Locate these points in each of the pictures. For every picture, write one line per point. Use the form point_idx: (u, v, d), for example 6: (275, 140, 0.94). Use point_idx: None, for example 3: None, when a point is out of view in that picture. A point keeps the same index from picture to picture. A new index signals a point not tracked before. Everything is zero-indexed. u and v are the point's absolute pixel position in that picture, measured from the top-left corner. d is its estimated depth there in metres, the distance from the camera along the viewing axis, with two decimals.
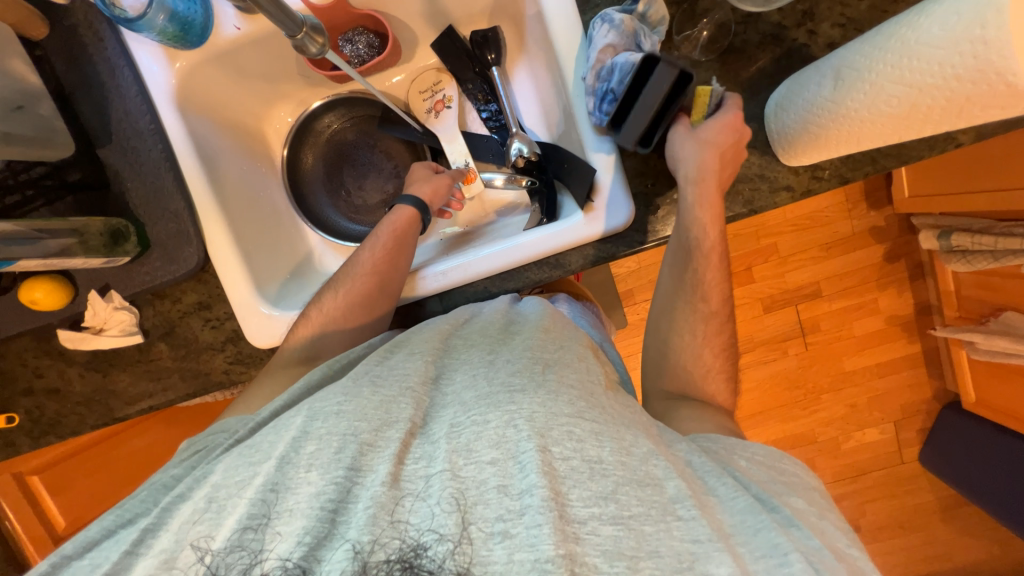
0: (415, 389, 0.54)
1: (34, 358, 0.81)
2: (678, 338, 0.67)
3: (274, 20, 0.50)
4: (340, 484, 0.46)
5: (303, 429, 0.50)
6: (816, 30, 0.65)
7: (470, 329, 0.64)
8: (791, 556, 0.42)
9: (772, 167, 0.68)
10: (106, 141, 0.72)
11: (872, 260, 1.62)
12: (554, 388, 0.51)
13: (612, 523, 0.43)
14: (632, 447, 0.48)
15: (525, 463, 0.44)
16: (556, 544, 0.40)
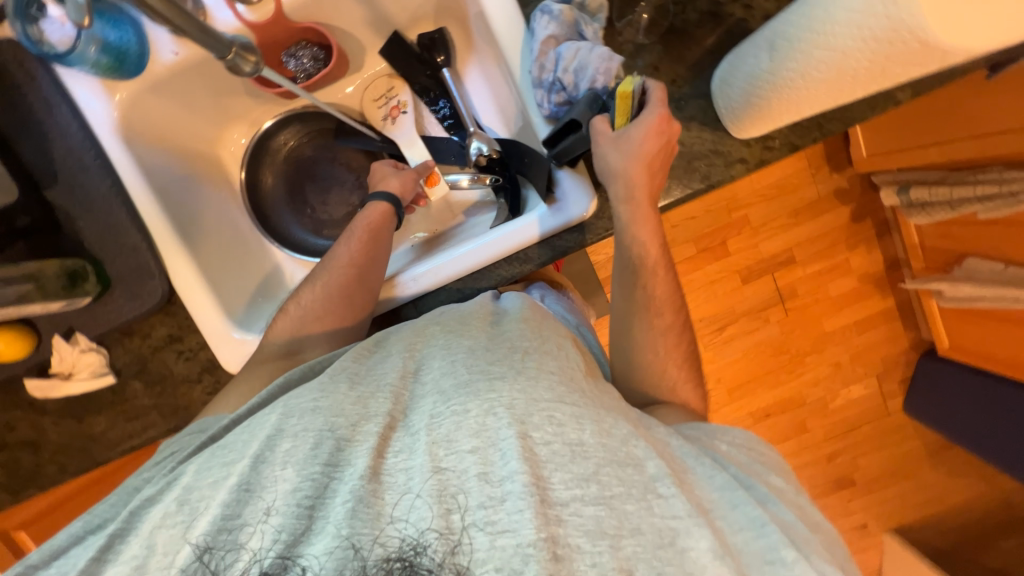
0: (393, 385, 0.54)
1: (4, 411, 0.79)
2: (642, 334, 0.67)
3: (201, 43, 0.52)
4: (317, 480, 0.46)
5: (277, 427, 0.50)
6: (752, 4, 0.66)
7: (447, 317, 0.63)
8: (768, 529, 0.45)
9: (725, 141, 0.69)
10: (52, 181, 0.70)
11: (840, 221, 1.66)
12: (534, 374, 0.51)
13: (593, 504, 0.44)
14: (612, 429, 0.49)
15: (506, 450, 0.45)
16: (538, 527, 0.41)
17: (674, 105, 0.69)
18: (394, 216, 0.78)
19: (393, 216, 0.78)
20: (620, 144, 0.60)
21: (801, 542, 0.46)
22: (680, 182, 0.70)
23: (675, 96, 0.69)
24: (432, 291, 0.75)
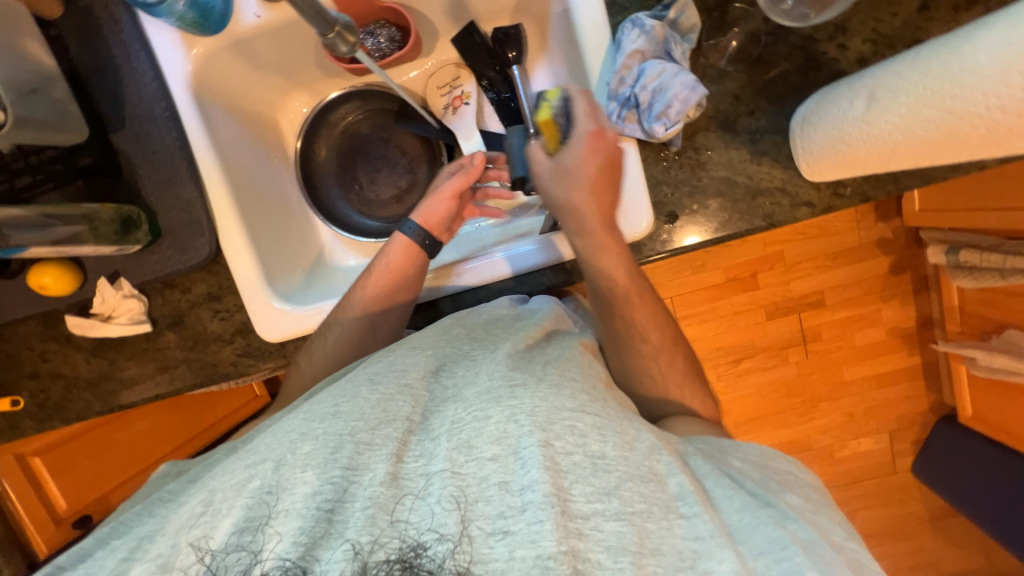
0: (414, 387, 0.53)
1: (40, 342, 0.81)
2: (643, 342, 0.66)
3: (307, 17, 0.50)
4: (338, 485, 0.46)
5: (300, 429, 0.50)
6: (846, 44, 0.64)
7: (470, 320, 0.64)
8: (791, 555, 0.43)
9: (794, 181, 0.67)
10: (119, 126, 0.71)
11: (878, 271, 1.62)
12: (556, 381, 0.51)
13: (614, 518, 0.44)
14: (635, 442, 0.48)
15: (526, 459, 0.45)
16: (558, 540, 0.41)
17: (748, 137, 0.67)
18: (427, 251, 0.76)
19: (422, 238, 0.75)
20: (558, 170, 0.62)
21: (826, 560, 0.43)
22: (740, 216, 0.68)
23: (750, 128, 0.67)
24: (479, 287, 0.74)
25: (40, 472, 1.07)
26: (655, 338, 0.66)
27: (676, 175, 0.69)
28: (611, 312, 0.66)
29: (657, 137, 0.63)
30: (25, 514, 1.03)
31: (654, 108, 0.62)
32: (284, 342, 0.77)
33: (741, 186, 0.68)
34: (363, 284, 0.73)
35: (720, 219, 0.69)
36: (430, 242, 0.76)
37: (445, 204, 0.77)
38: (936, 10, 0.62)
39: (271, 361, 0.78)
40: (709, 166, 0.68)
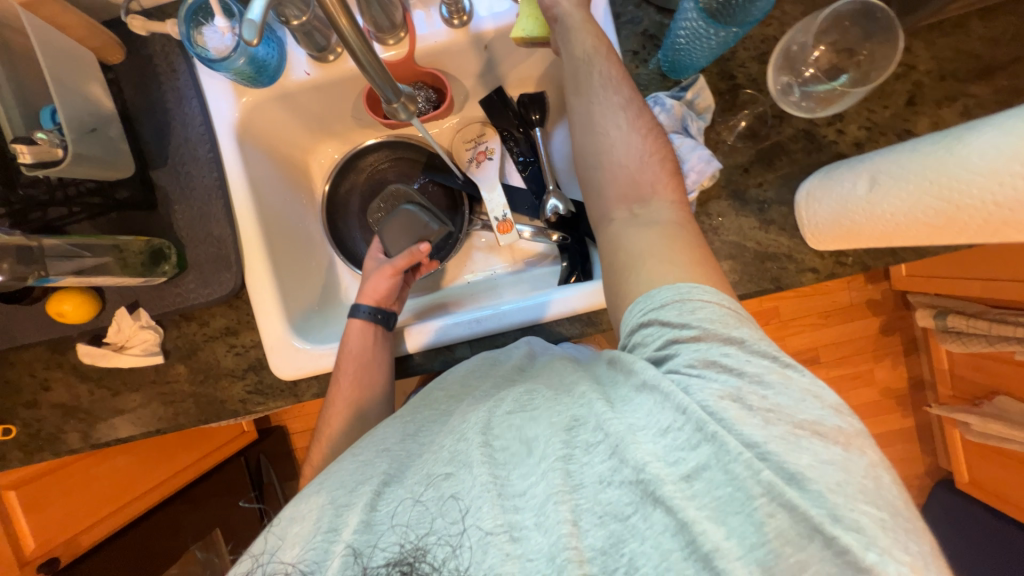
0: (388, 447, 0.56)
1: (43, 369, 0.79)
2: (604, 130, 0.60)
3: (375, 86, 0.54)
4: (320, 548, 0.47)
5: (289, 516, 0.51)
6: (843, 130, 0.71)
7: (449, 379, 0.67)
8: (686, 416, 0.44)
9: (799, 249, 0.72)
10: (160, 164, 0.73)
11: (869, 331, 1.67)
12: (498, 396, 0.55)
13: (540, 476, 0.46)
14: (563, 408, 0.51)
15: (468, 463, 0.49)
16: (494, 518, 0.45)
17: (756, 206, 0.72)
18: (382, 325, 0.76)
19: (373, 315, 0.76)
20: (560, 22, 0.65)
21: (726, 413, 0.43)
22: (749, 279, 0.72)
23: (759, 198, 0.72)
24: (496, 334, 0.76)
25: (12, 507, 0.98)
26: (617, 124, 0.59)
27: None
28: (581, 96, 0.62)
29: None
30: None
31: None
32: (297, 380, 0.77)
33: (750, 251, 0.72)
34: (337, 377, 0.72)
35: (730, 280, 0.73)
36: (384, 316, 0.77)
37: (385, 277, 0.79)
38: (922, 105, 0.69)
39: (282, 399, 0.78)
40: (721, 231, 0.72)
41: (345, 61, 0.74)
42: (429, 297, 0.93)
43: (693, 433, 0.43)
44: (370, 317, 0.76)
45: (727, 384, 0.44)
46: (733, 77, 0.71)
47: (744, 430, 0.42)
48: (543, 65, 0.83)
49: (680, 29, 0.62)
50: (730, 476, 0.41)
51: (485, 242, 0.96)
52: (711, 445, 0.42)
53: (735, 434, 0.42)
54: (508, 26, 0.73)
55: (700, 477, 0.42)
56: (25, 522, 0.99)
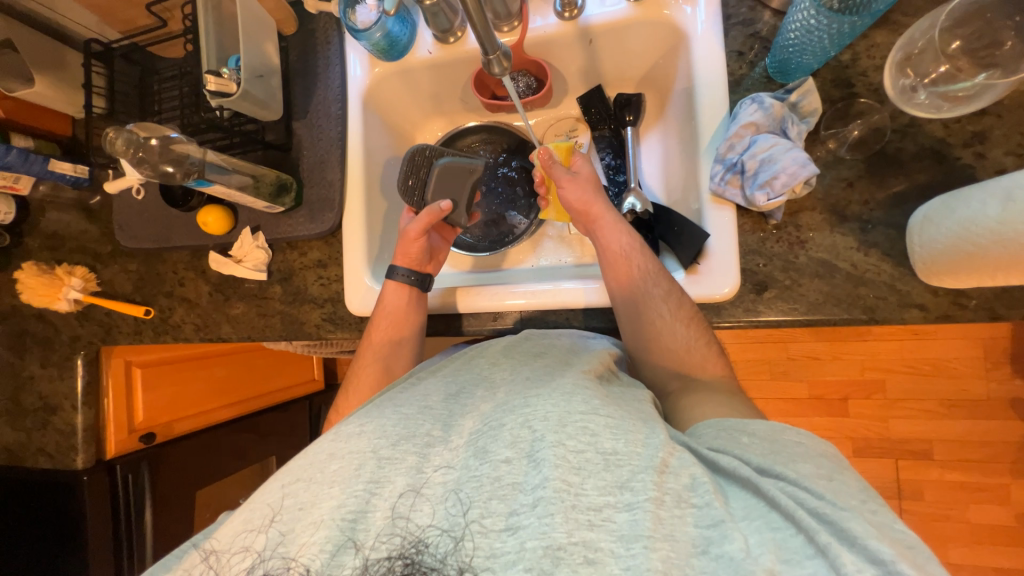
0: (432, 408, 0.56)
1: (183, 269, 0.98)
2: (650, 319, 0.68)
3: (479, 38, 0.59)
4: (361, 498, 0.47)
5: (329, 450, 0.52)
6: (985, 153, 0.62)
7: (492, 350, 0.66)
8: (795, 523, 0.40)
9: (906, 280, 0.63)
10: (301, 116, 0.88)
11: (1008, 436, 1.35)
12: (568, 388, 0.51)
13: (626, 509, 0.42)
14: (646, 440, 0.47)
15: (539, 460, 0.45)
16: (568, 531, 0.41)
17: (858, 225, 0.65)
18: (416, 286, 0.80)
19: (409, 276, 0.80)
20: (593, 203, 0.77)
21: (843, 523, 0.39)
22: (836, 303, 0.65)
23: (862, 217, 0.65)
24: (537, 314, 0.78)
25: (135, 382, 1.15)
26: (662, 314, 0.68)
27: (772, 247, 0.68)
28: (626, 289, 0.71)
29: (757, 206, 0.64)
30: (112, 414, 1.10)
31: (759, 175, 0.63)
32: (363, 318, 0.86)
33: (842, 273, 0.65)
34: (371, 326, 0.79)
35: (811, 301, 0.66)
36: (417, 278, 0.81)
37: (414, 244, 0.82)
38: None
39: (348, 332, 0.87)
40: (809, 246, 0.67)
41: (463, 44, 0.83)
42: (492, 274, 0.95)
43: (805, 540, 0.40)
44: (413, 280, 0.80)
45: (839, 499, 0.42)
46: (850, 85, 0.67)
47: (867, 545, 0.38)
48: (644, 65, 0.85)
49: (791, 24, 0.61)
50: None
51: (559, 232, 0.96)
52: (825, 556, 0.38)
53: (857, 546, 0.38)
54: (616, 21, 0.77)
55: None
56: (139, 397, 1.16)
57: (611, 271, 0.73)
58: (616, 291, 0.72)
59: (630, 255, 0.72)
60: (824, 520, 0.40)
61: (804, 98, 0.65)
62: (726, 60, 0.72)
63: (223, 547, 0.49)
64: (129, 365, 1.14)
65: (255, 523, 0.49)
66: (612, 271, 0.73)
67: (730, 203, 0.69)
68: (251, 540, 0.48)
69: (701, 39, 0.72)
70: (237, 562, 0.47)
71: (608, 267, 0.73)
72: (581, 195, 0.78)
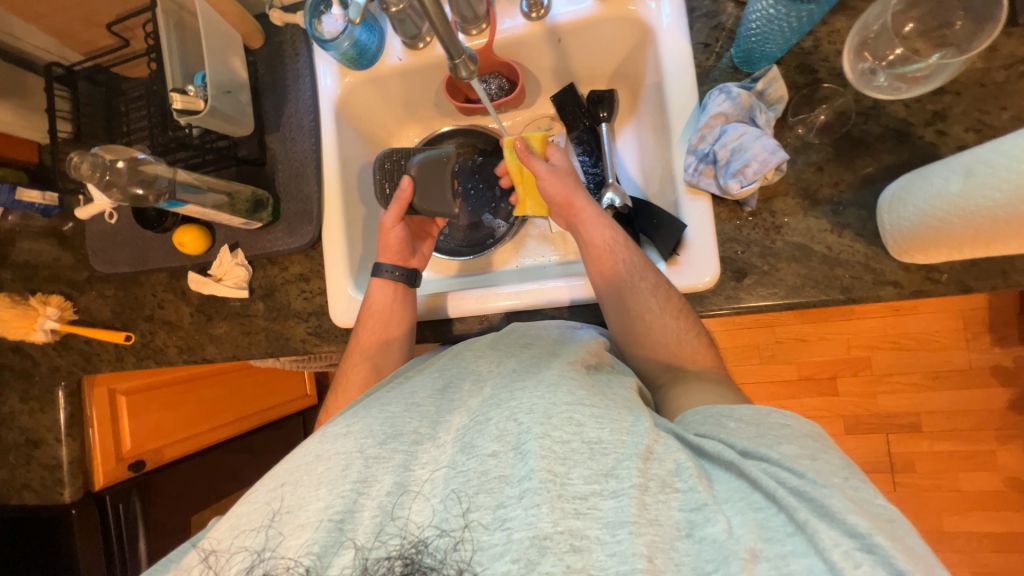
0: (420, 404, 0.55)
1: (162, 292, 0.96)
2: (639, 313, 0.68)
3: (445, 41, 0.58)
4: (348, 498, 0.46)
5: (315, 452, 0.50)
6: (946, 131, 0.63)
7: (478, 343, 0.64)
8: (777, 502, 0.41)
9: (878, 259, 0.65)
10: (274, 130, 0.88)
11: (991, 404, 1.39)
12: (555, 379, 0.51)
13: (612, 497, 0.42)
14: (631, 427, 0.47)
15: (525, 452, 0.45)
16: (554, 521, 0.41)
17: (830, 208, 0.66)
18: (404, 282, 0.80)
19: (395, 273, 0.80)
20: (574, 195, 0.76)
21: (823, 501, 0.40)
22: (813, 285, 0.66)
23: (833, 200, 0.66)
24: (525, 311, 0.78)
25: (121, 410, 1.13)
26: (651, 307, 0.68)
27: (748, 234, 0.69)
28: (613, 285, 0.71)
29: (731, 193, 0.65)
30: (98, 444, 1.07)
31: (731, 164, 0.64)
32: (349, 329, 0.86)
33: (818, 255, 0.66)
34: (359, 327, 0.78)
35: (789, 285, 0.67)
36: (405, 274, 0.81)
37: (393, 234, 0.82)
38: None
39: (335, 344, 0.86)
40: (785, 231, 0.68)
41: (432, 49, 0.83)
42: (478, 278, 0.95)
43: (785, 519, 0.40)
44: (402, 276, 0.81)
45: (821, 477, 0.42)
46: (814, 71, 0.68)
47: (845, 520, 0.39)
48: (615, 61, 0.86)
49: (752, 14, 0.62)
50: (827, 564, 0.37)
51: (542, 231, 0.96)
52: (804, 533, 0.39)
53: (835, 522, 0.39)
54: (583, 19, 0.77)
55: (791, 562, 0.38)
56: (126, 426, 1.13)
57: (598, 267, 0.72)
58: (602, 288, 0.71)
59: (615, 249, 0.72)
60: (805, 498, 0.40)
61: (769, 87, 0.66)
62: (693, 52, 0.73)
63: (222, 546, 0.47)
64: (113, 394, 1.11)
65: (249, 525, 0.48)
66: (598, 268, 0.72)
67: (705, 193, 0.69)
68: (249, 541, 0.47)
69: (667, 33, 0.72)
70: (237, 562, 0.46)
71: (592, 263, 0.73)
72: (561, 186, 0.76)
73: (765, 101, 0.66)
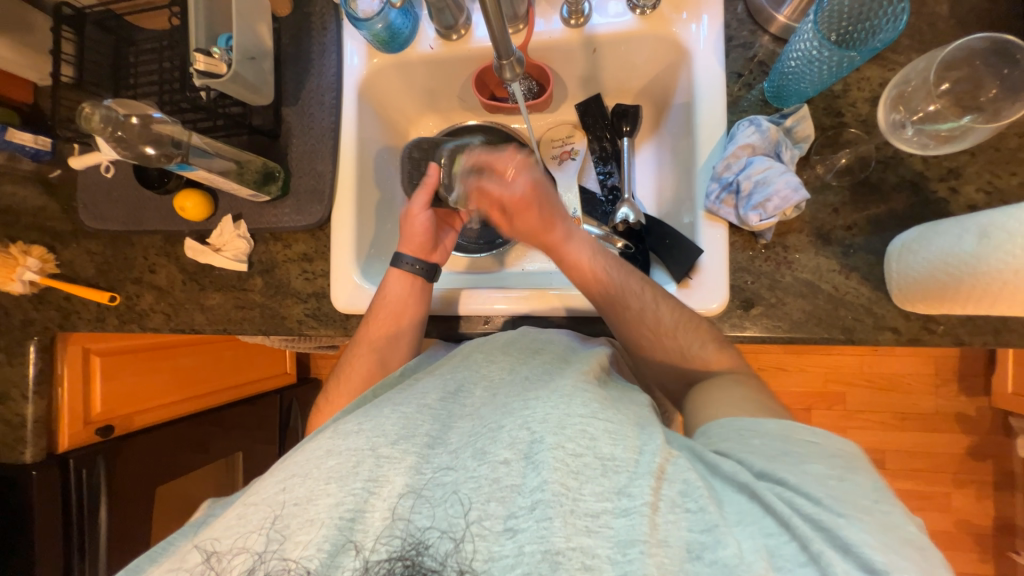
0: (430, 406, 0.55)
1: (154, 255, 0.92)
2: (665, 340, 0.68)
3: (495, 45, 0.60)
4: (359, 496, 0.46)
5: (326, 446, 0.50)
6: (958, 189, 0.66)
7: (490, 345, 0.64)
8: (790, 530, 0.42)
9: (882, 304, 0.67)
10: (292, 103, 0.85)
11: (954, 449, 1.45)
12: (568, 391, 0.51)
13: (623, 515, 0.42)
14: (642, 445, 0.47)
15: (538, 462, 0.45)
16: (567, 536, 0.41)
17: (841, 249, 0.68)
18: (423, 276, 0.79)
19: (415, 266, 0.79)
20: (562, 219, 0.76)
21: (838, 532, 0.41)
22: (817, 322, 0.68)
23: (844, 242, 0.68)
24: (530, 316, 0.78)
25: (94, 371, 1.09)
26: (673, 332, 0.68)
27: (759, 266, 0.70)
28: (627, 316, 0.69)
29: (749, 225, 0.66)
30: (67, 405, 1.03)
31: (753, 197, 0.65)
32: (350, 315, 0.84)
33: (824, 294, 0.68)
34: (371, 319, 0.77)
35: (794, 319, 0.68)
36: (425, 268, 0.79)
37: (419, 221, 0.81)
38: None
39: (332, 329, 0.84)
40: (795, 266, 0.69)
41: (466, 42, 0.82)
42: (487, 276, 0.94)
43: (798, 548, 0.41)
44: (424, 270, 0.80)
45: (839, 505, 0.43)
46: (840, 115, 0.70)
47: (860, 553, 0.40)
48: (645, 78, 0.86)
49: (792, 52, 0.64)
50: None
51: None
52: (817, 564, 0.40)
53: (851, 555, 0.40)
54: (620, 33, 0.78)
55: None
56: (97, 388, 1.09)
57: (605, 300, 0.71)
58: (616, 320, 0.70)
59: (617, 279, 0.71)
60: (821, 528, 0.42)
61: (797, 125, 0.67)
62: (726, 81, 0.73)
63: (223, 548, 0.45)
64: (87, 353, 1.07)
65: (253, 523, 0.46)
66: (606, 300, 0.71)
67: (722, 221, 0.71)
68: (253, 543, 0.45)
69: (702, 58, 0.73)
70: (238, 564, 0.44)
71: (581, 287, 0.73)
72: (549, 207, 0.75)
73: (790, 138, 0.68)
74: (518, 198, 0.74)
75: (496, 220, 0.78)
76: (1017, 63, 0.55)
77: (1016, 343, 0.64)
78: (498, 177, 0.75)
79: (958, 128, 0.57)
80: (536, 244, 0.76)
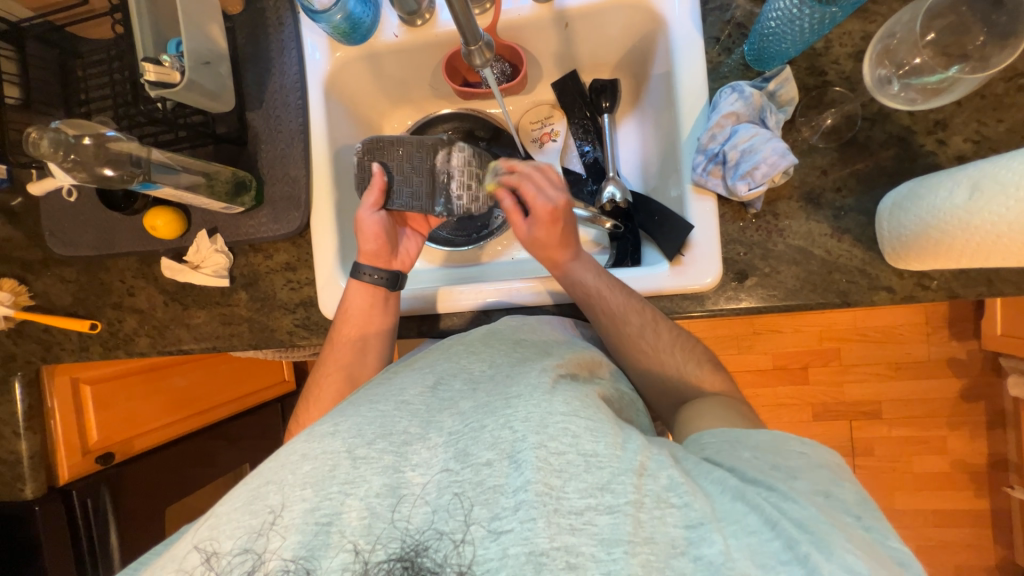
0: (410, 402, 0.53)
1: (131, 277, 0.89)
2: (660, 362, 0.68)
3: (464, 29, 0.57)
4: (335, 500, 0.44)
5: (302, 451, 0.48)
6: (946, 140, 0.65)
7: (471, 338, 0.64)
8: (776, 529, 0.41)
9: (875, 264, 0.66)
10: (256, 106, 0.81)
11: (947, 394, 1.48)
12: (548, 389, 0.50)
13: (608, 513, 0.41)
14: (625, 442, 0.46)
15: (521, 462, 0.43)
16: (551, 537, 0.40)
17: (831, 212, 0.67)
18: (386, 286, 0.76)
19: (375, 276, 0.76)
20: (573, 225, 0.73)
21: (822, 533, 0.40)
22: (812, 288, 0.67)
23: (835, 204, 0.67)
24: (522, 305, 0.77)
25: (85, 399, 1.05)
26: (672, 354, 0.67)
27: (752, 237, 0.69)
28: (620, 335, 0.68)
29: (738, 195, 0.64)
30: (62, 437, 1.00)
31: (741, 166, 0.63)
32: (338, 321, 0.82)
33: (817, 259, 0.67)
34: (335, 338, 0.75)
35: (788, 287, 0.68)
36: (386, 278, 0.76)
37: (372, 224, 0.76)
38: None
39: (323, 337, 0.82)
40: (787, 233, 0.68)
41: (432, 27, 0.78)
42: (470, 268, 0.92)
43: (783, 547, 0.39)
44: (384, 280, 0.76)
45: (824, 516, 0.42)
46: (823, 73, 0.68)
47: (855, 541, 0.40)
48: (622, 50, 0.83)
49: (771, 12, 0.62)
50: None
51: None
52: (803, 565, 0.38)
53: (834, 557, 0.38)
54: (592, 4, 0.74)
55: None
56: (92, 417, 1.06)
57: (605, 313, 0.69)
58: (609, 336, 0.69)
59: (618, 292, 0.69)
60: (807, 531, 0.40)
61: (782, 87, 0.66)
62: (705, 46, 0.71)
63: (224, 548, 0.44)
64: (76, 383, 1.04)
65: (240, 531, 0.44)
66: (605, 312, 0.69)
67: (711, 193, 0.69)
68: (250, 541, 0.44)
69: (680, 25, 0.71)
70: (238, 564, 0.43)
71: (576, 300, 0.72)
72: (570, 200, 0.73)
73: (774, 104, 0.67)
74: (550, 210, 0.71)
75: (514, 219, 0.74)
76: (1005, 8, 0.54)
77: (1009, 292, 0.64)
78: (536, 183, 0.73)
79: (944, 81, 0.57)
80: (540, 256, 0.73)
